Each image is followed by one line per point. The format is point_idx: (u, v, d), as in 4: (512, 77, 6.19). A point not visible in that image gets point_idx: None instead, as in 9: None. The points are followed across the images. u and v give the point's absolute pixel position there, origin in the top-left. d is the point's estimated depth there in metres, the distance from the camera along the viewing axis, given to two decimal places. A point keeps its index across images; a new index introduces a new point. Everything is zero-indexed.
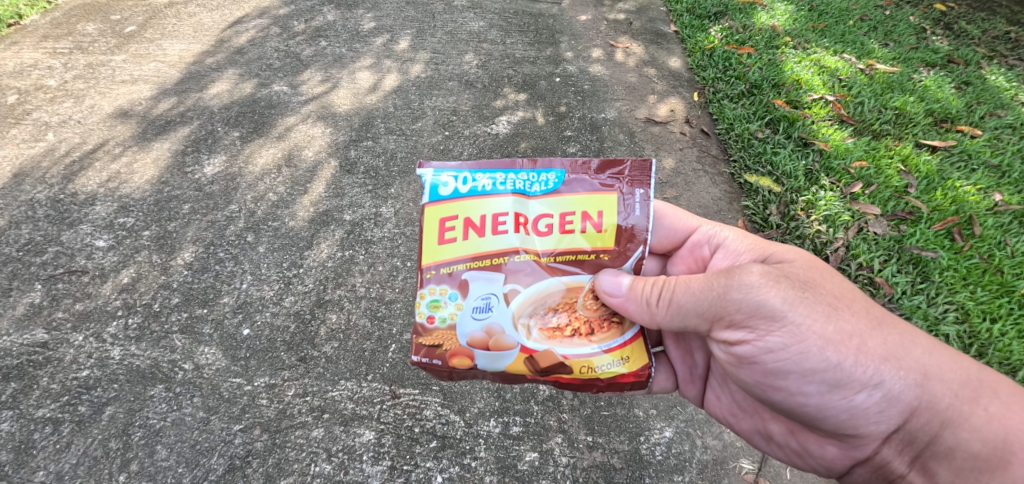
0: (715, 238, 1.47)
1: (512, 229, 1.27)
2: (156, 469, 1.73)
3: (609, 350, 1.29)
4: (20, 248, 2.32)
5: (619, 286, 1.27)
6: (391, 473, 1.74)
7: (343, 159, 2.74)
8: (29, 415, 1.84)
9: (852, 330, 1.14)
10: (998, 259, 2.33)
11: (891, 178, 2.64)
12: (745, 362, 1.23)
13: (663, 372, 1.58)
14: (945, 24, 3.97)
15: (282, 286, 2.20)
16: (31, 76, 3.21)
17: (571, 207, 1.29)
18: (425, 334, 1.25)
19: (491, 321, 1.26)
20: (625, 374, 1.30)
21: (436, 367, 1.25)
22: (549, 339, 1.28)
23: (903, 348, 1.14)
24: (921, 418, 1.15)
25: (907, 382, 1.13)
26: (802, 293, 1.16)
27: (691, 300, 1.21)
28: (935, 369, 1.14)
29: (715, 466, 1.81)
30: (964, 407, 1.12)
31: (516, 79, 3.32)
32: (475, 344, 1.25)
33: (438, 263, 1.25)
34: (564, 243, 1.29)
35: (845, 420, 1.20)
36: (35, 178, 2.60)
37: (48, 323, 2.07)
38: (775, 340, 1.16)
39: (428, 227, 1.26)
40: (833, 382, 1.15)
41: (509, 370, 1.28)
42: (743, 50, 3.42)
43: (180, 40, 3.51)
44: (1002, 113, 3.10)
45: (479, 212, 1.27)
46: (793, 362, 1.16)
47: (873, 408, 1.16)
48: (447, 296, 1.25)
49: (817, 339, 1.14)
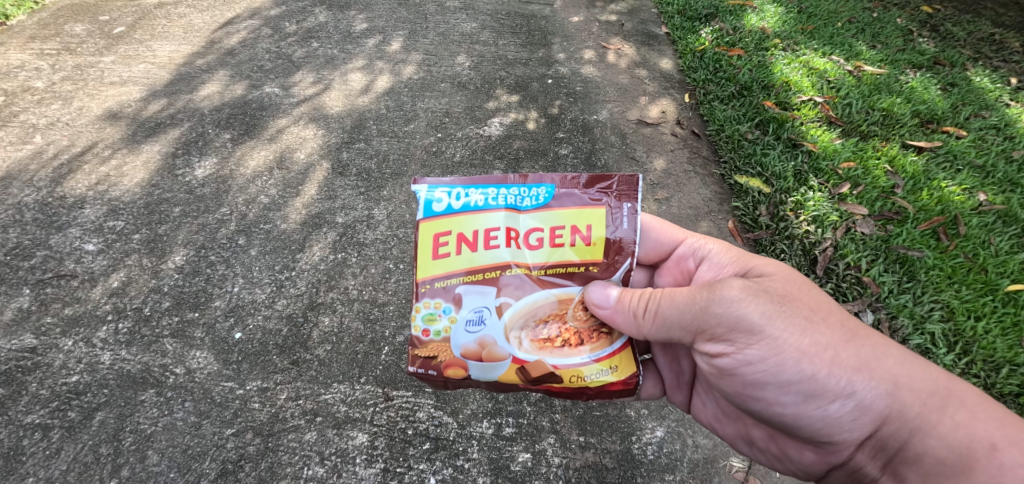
0: (700, 250, 1.49)
1: (505, 244, 1.28)
2: (148, 474, 1.72)
3: (598, 360, 1.31)
4: (8, 253, 2.30)
5: (608, 298, 1.28)
6: (384, 475, 1.74)
7: (334, 161, 2.73)
8: (18, 421, 1.82)
9: (827, 342, 1.16)
10: (982, 258, 2.37)
11: (878, 179, 2.67)
12: (726, 373, 1.25)
13: (651, 379, 1.61)
14: (932, 26, 4.01)
15: (274, 289, 2.20)
16: (19, 77, 3.18)
17: (561, 221, 1.30)
18: (421, 347, 1.25)
19: (484, 333, 1.26)
20: (614, 382, 1.32)
21: (432, 377, 1.27)
22: (540, 350, 1.29)
23: (876, 359, 1.16)
24: (892, 426, 1.16)
25: (878, 392, 1.15)
26: (780, 306, 1.18)
27: (675, 313, 1.23)
28: (905, 378, 1.16)
29: (705, 464, 1.83)
30: (932, 415, 1.13)
31: (508, 81, 3.33)
32: (469, 356, 1.26)
33: (433, 278, 1.25)
34: (555, 256, 1.30)
35: (820, 428, 1.22)
36: (22, 181, 2.57)
37: (37, 329, 2.06)
38: (753, 353, 1.18)
39: (424, 243, 1.26)
40: (809, 392, 1.18)
41: (502, 380, 1.30)
42: (733, 52, 3.46)
43: (170, 41, 3.48)
44: (986, 114, 3.15)
45: (472, 228, 1.27)
46: (771, 374, 1.18)
47: (846, 416, 1.18)
48: (442, 310, 1.25)
49: (793, 352, 1.16)
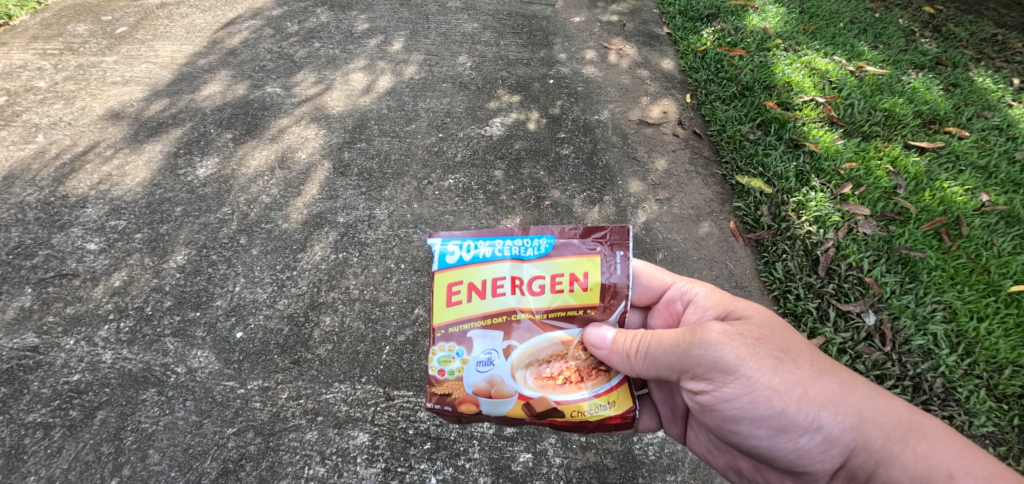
0: (688, 293, 1.48)
1: (508, 292, 1.29)
2: (148, 473, 1.72)
3: (599, 395, 1.31)
4: (10, 252, 2.30)
5: (603, 339, 1.29)
6: (385, 475, 1.74)
7: (336, 161, 2.74)
8: (20, 419, 1.82)
9: (796, 380, 1.17)
10: (985, 259, 2.37)
11: (880, 179, 2.67)
12: (705, 410, 1.25)
13: (647, 413, 1.59)
14: (934, 26, 4.01)
15: (275, 288, 2.20)
16: (21, 77, 3.19)
17: (562, 268, 1.31)
18: (436, 384, 1.25)
19: (491, 372, 1.26)
20: (614, 417, 1.31)
21: (446, 413, 1.25)
22: (543, 386, 1.28)
23: (843, 394, 1.16)
24: (860, 459, 1.15)
25: (844, 425, 1.14)
26: (752, 346, 1.19)
27: (663, 353, 1.24)
28: (870, 413, 1.15)
29: (706, 465, 1.83)
30: (896, 447, 1.11)
31: (510, 81, 3.33)
32: (478, 394, 1.25)
33: (442, 324, 1.26)
34: (556, 301, 1.31)
35: (793, 460, 1.22)
36: (24, 180, 2.58)
37: (39, 328, 2.06)
38: (728, 391, 1.19)
39: (434, 291, 1.27)
40: (779, 426, 1.18)
41: (508, 415, 1.28)
42: (734, 52, 3.46)
43: (172, 41, 3.49)
44: (989, 114, 3.14)
45: (477, 276, 1.28)
46: (745, 410, 1.19)
47: (816, 449, 1.17)
48: (454, 352, 1.25)
49: (764, 389, 1.16)
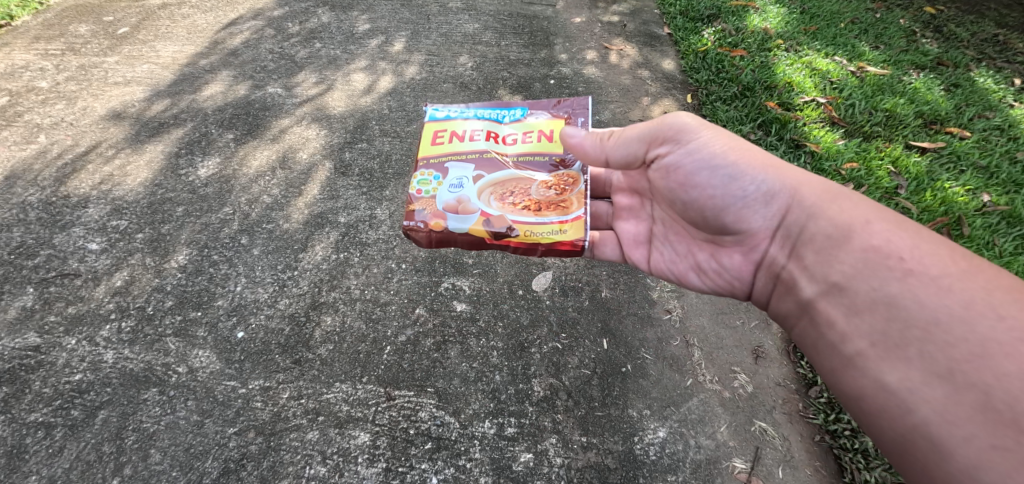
0: None
1: (484, 139, 1.76)
2: (150, 473, 1.73)
3: (551, 222, 1.60)
4: (12, 252, 2.31)
5: (582, 132, 1.64)
6: (386, 474, 1.74)
7: (337, 161, 2.74)
8: (21, 419, 1.82)
9: (742, 149, 1.46)
10: (986, 259, 2.37)
11: (881, 180, 2.67)
12: (670, 168, 1.55)
13: (609, 240, 1.81)
14: (935, 27, 4.01)
15: (277, 289, 2.20)
16: (23, 77, 3.19)
17: (531, 129, 1.80)
18: (414, 202, 1.65)
19: (461, 194, 1.64)
20: (562, 242, 1.58)
21: (418, 229, 1.61)
22: (503, 208, 1.61)
23: (784, 168, 1.42)
24: (796, 216, 1.36)
25: (785, 185, 1.39)
26: (710, 131, 1.51)
27: (634, 132, 1.61)
28: (809, 184, 1.38)
29: (708, 465, 1.83)
30: (828, 203, 1.32)
31: (511, 81, 3.33)
32: (447, 210, 1.62)
33: (429, 157, 1.74)
34: (523, 149, 1.75)
35: (739, 209, 1.44)
36: (26, 180, 2.58)
37: (40, 327, 2.06)
38: (686, 141, 1.52)
39: (424, 135, 1.80)
40: (732, 173, 1.44)
41: (472, 233, 1.59)
42: (736, 52, 3.46)
43: (173, 41, 3.49)
44: (990, 115, 3.14)
45: (461, 128, 1.80)
46: (704, 160, 1.48)
47: (758, 199, 1.41)
48: (431, 178, 1.69)
49: (713, 140, 1.49)
